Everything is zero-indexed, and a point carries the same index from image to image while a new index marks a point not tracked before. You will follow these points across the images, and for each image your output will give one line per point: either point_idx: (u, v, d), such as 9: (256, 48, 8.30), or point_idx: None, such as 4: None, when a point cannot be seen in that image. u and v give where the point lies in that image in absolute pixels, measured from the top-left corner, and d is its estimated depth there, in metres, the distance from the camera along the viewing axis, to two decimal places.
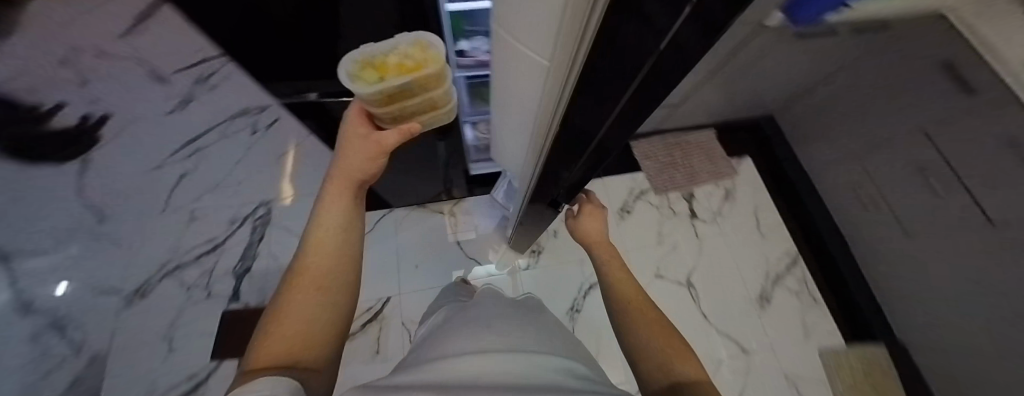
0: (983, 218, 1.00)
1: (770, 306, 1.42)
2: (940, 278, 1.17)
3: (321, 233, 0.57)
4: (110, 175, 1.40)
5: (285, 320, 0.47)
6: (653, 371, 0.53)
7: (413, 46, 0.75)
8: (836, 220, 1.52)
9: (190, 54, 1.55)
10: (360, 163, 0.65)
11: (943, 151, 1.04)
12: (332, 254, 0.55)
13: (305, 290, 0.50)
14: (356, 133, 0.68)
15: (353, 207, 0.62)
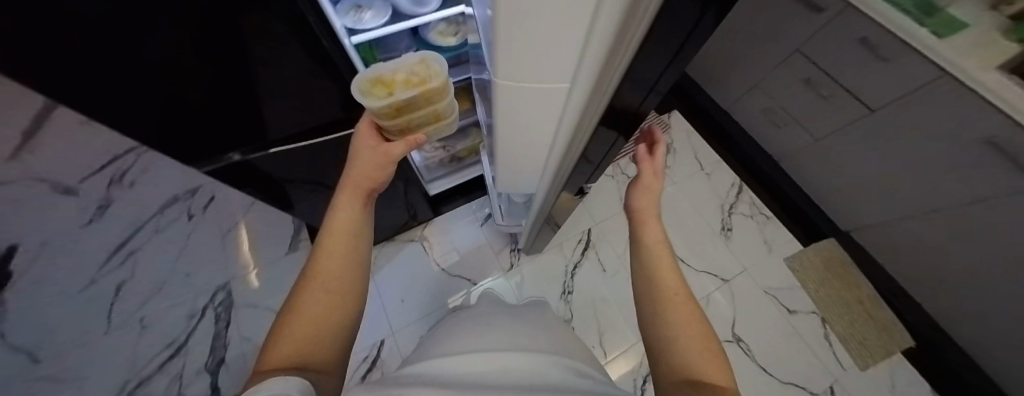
0: (864, 107, 1.15)
1: (733, 234, 1.56)
2: (847, 170, 1.32)
3: (335, 236, 0.55)
4: (35, 310, 1.24)
5: (299, 320, 0.45)
6: (668, 369, 0.46)
7: (418, 64, 0.68)
8: (763, 146, 1.65)
9: (100, 154, 1.45)
10: (372, 173, 0.64)
11: (819, 63, 1.21)
12: (346, 259, 0.53)
13: (324, 291, 0.48)
14: (364, 142, 0.66)
15: (364, 211, 0.61)
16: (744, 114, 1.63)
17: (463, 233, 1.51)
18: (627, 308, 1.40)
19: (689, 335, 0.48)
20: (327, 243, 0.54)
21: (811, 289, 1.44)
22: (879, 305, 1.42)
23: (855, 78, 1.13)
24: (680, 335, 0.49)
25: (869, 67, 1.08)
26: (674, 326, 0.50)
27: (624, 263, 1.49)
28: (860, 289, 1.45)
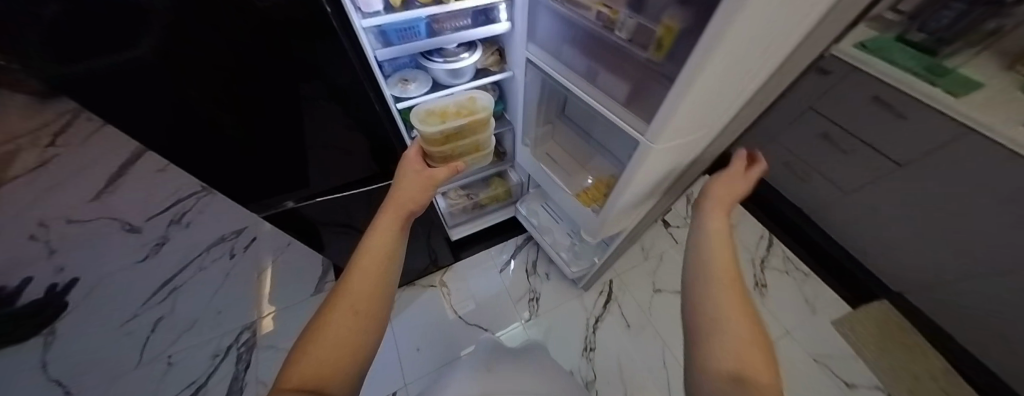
0: (890, 161, 1.14)
1: (769, 291, 1.45)
2: (882, 226, 1.27)
3: (361, 258, 0.58)
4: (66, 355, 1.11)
5: (318, 346, 0.47)
6: (706, 355, 0.44)
7: (466, 100, 0.92)
8: (788, 197, 1.60)
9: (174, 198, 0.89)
10: (414, 199, 0.72)
11: (835, 119, 1.24)
12: (373, 282, 0.56)
13: (344, 317, 0.51)
14: (410, 166, 0.79)
15: (399, 230, 0.66)
16: (764, 165, 1.63)
17: (481, 280, 1.51)
18: (654, 370, 1.30)
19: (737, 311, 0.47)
20: (355, 264, 0.58)
21: (867, 357, 1.29)
22: (960, 384, 1.21)
23: (875, 133, 1.14)
24: (724, 326, 0.46)
25: (889, 124, 1.10)
26: (718, 300, 0.49)
27: (650, 318, 1.41)
28: (929, 360, 1.26)
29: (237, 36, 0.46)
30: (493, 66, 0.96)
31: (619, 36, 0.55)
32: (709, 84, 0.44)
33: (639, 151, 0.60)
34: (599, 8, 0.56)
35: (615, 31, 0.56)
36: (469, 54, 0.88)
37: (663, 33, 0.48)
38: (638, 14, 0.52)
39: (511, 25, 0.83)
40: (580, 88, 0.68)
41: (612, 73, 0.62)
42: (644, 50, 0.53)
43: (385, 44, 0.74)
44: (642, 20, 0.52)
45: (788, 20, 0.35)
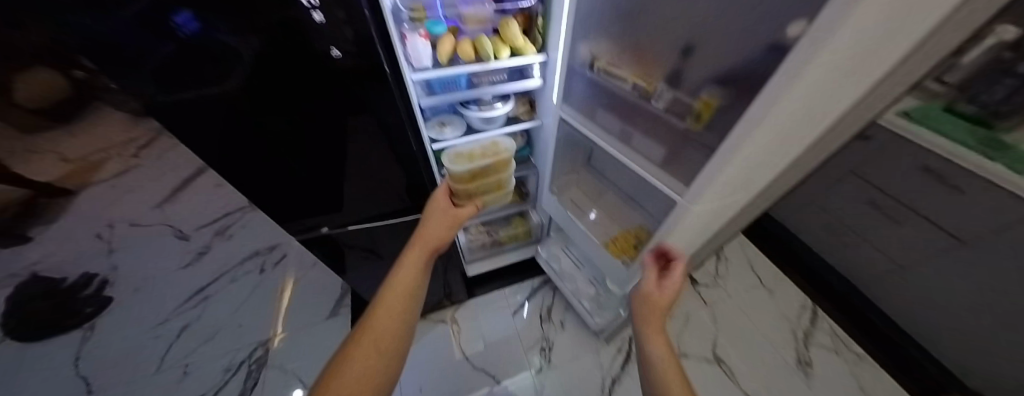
0: (950, 237, 1.03)
1: (814, 371, 1.30)
2: (949, 309, 1.11)
3: (389, 294, 0.64)
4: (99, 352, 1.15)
5: (343, 377, 0.53)
6: None
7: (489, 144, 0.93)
8: (832, 265, 1.47)
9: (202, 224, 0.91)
10: (437, 235, 0.79)
11: (881, 186, 1.17)
12: (395, 320, 0.61)
13: (366, 351, 0.56)
14: (438, 204, 0.85)
15: (421, 268, 0.71)
16: (802, 229, 1.53)
17: (495, 320, 1.47)
18: None
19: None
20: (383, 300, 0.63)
21: None
22: None
23: (927, 204, 1.06)
24: None
25: (943, 197, 1.01)
26: None
27: None
28: None
29: (306, 78, 0.57)
30: (524, 115, 1.03)
31: (645, 100, 0.61)
32: (753, 153, 0.44)
33: (676, 212, 0.61)
34: (635, 81, 0.62)
35: (650, 99, 0.61)
36: (502, 104, 0.95)
37: (701, 108, 0.50)
38: (675, 88, 0.57)
39: (543, 81, 0.91)
40: (616, 149, 0.70)
41: (648, 136, 0.65)
42: (683, 120, 0.55)
43: (429, 93, 0.84)
44: (679, 94, 0.56)
45: (814, 117, 0.36)
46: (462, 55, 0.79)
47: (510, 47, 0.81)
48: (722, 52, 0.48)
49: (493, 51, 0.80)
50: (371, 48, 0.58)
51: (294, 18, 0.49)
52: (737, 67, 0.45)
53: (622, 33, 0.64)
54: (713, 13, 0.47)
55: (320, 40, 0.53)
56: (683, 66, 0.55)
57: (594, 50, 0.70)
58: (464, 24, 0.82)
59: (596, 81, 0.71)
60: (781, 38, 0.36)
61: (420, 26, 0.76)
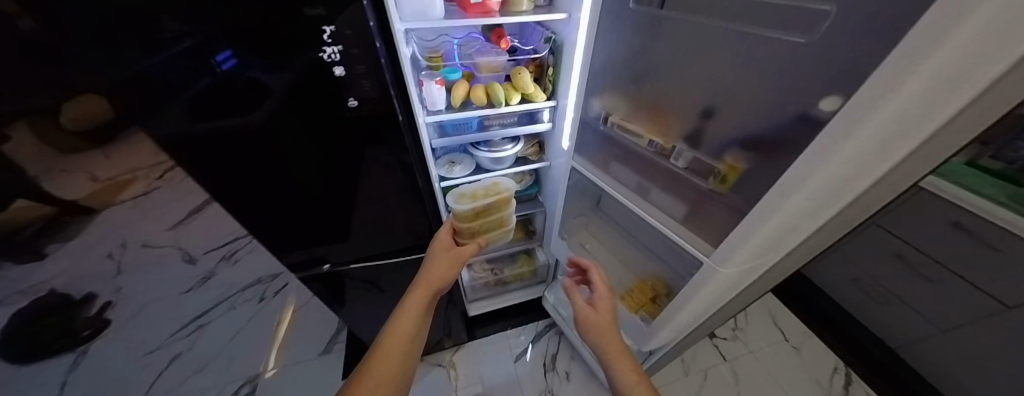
0: (996, 302, 0.95)
1: None
2: (1005, 383, 0.99)
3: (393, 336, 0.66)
4: None
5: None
6: None
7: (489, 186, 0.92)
8: (862, 322, 1.35)
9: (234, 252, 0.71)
10: (440, 276, 0.77)
11: (911, 240, 1.10)
12: (396, 363, 0.63)
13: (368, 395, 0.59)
14: (441, 244, 0.83)
15: (423, 314, 0.71)
16: (828, 282, 1.43)
17: (495, 364, 1.37)
18: None
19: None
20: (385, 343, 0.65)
21: None
22: None
23: (965, 262, 0.99)
24: None
25: (981, 256, 0.95)
26: None
27: None
28: None
29: (327, 123, 0.60)
30: (533, 155, 1.04)
31: (660, 156, 0.61)
32: (788, 219, 0.41)
33: (700, 272, 0.57)
34: (651, 138, 0.62)
35: (668, 156, 0.60)
36: (512, 146, 0.97)
37: (724, 169, 0.51)
38: (695, 149, 0.56)
39: (552, 124, 0.93)
40: (627, 200, 0.68)
41: (663, 190, 0.64)
42: (705, 180, 0.54)
43: (441, 134, 0.86)
44: (699, 154, 0.55)
45: (848, 190, 0.35)
46: (475, 100, 0.82)
47: (520, 94, 0.84)
48: (742, 116, 0.48)
49: (504, 97, 0.83)
50: (389, 96, 0.62)
51: (322, 71, 0.53)
52: (764, 134, 0.44)
53: (626, 89, 0.66)
54: (730, 82, 0.48)
55: (344, 89, 0.57)
56: (702, 125, 0.54)
57: (601, 105, 0.72)
58: (477, 71, 0.85)
59: (608, 136, 0.71)
60: (813, 111, 0.36)
61: (437, 73, 0.80)
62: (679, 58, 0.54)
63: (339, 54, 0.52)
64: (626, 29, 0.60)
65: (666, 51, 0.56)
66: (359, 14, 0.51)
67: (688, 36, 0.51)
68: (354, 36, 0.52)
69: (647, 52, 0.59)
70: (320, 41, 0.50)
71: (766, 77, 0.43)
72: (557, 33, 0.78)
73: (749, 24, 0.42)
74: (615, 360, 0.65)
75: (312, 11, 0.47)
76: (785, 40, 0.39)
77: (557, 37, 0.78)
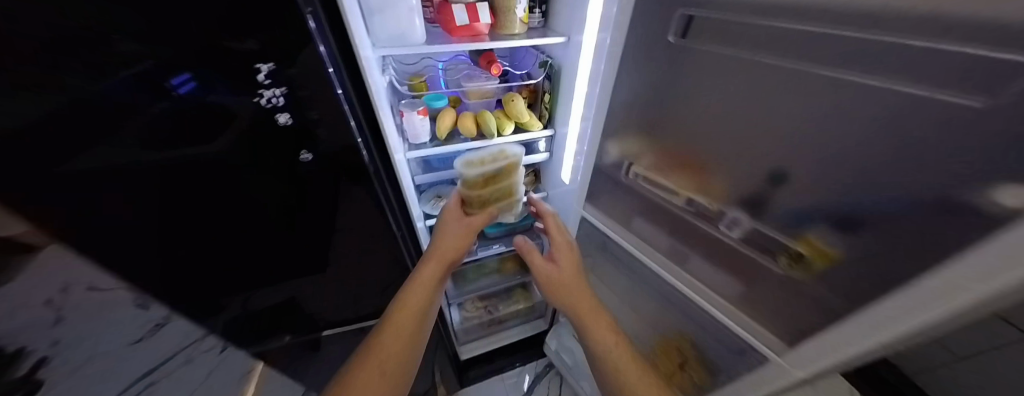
0: None
1: None
2: None
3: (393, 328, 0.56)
4: None
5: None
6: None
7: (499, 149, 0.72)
8: None
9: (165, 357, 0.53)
10: (455, 242, 0.65)
11: None
12: (395, 360, 0.55)
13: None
14: (451, 211, 0.68)
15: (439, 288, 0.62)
16: None
17: None
18: None
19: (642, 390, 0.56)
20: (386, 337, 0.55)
21: None
22: None
23: None
24: None
25: None
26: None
27: None
28: None
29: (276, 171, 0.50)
30: (528, 185, 0.95)
31: (702, 220, 0.51)
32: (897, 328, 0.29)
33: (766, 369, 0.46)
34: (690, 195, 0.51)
35: (705, 220, 0.51)
36: None
37: (800, 248, 0.40)
38: (756, 218, 0.45)
39: (550, 154, 0.84)
40: (669, 273, 0.57)
41: (682, 245, 0.56)
42: (771, 259, 0.44)
43: (425, 169, 0.77)
44: (761, 224, 0.44)
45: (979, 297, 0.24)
46: (463, 130, 0.73)
47: (514, 122, 0.75)
48: (805, 180, 0.38)
49: (496, 126, 0.74)
50: (355, 135, 0.53)
51: (270, 119, 0.46)
52: (841, 203, 0.35)
53: (655, 133, 0.53)
54: (790, 141, 0.37)
55: (313, 137, 0.51)
56: (768, 189, 0.42)
57: (621, 150, 0.60)
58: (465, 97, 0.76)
59: (632, 192, 0.61)
60: (955, 194, 0.25)
61: (418, 101, 0.72)
62: (705, 107, 0.44)
63: (286, 96, 0.45)
64: (635, 70, 0.50)
65: (693, 99, 0.46)
66: (314, 52, 0.42)
67: (710, 85, 0.42)
68: (299, 76, 0.44)
69: (671, 98, 0.48)
70: (255, 81, 0.41)
71: (840, 138, 0.33)
72: (553, 58, 0.70)
73: (833, 66, 0.30)
74: (593, 326, 0.62)
75: (240, 45, 0.38)
76: (888, 88, 0.27)
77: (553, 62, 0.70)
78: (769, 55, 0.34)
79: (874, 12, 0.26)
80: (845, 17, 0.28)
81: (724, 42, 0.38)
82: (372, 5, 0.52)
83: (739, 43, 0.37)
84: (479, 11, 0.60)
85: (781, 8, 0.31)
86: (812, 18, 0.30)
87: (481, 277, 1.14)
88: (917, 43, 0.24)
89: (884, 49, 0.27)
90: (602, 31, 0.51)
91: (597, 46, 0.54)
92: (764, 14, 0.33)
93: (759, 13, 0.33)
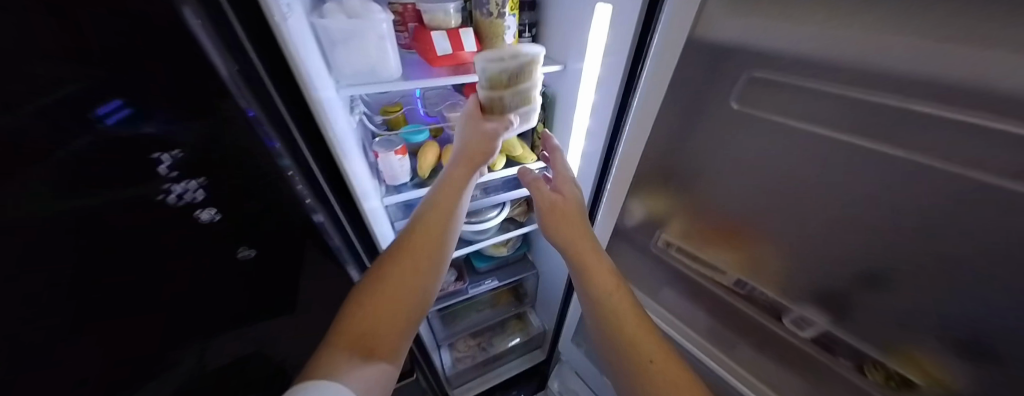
0: None
1: None
2: None
3: (406, 251, 0.44)
4: None
5: (332, 362, 0.35)
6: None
7: None
8: None
9: None
10: (480, 149, 0.49)
11: None
12: (404, 290, 0.42)
13: (359, 328, 0.39)
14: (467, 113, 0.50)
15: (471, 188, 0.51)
16: None
17: None
18: None
19: (638, 339, 0.42)
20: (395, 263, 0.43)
21: None
22: None
23: None
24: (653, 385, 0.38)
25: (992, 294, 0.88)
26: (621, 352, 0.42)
27: None
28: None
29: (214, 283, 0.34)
30: (520, 216, 0.87)
31: (755, 309, 0.46)
32: None
33: None
34: (739, 275, 0.45)
35: (751, 304, 0.46)
36: (495, 212, 0.80)
37: (902, 369, 0.35)
38: (833, 324, 0.39)
39: None
40: (720, 367, 0.51)
41: (709, 315, 0.53)
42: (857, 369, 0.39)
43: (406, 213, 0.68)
44: (836, 330, 0.39)
45: None
46: None
47: (505, 155, 0.68)
48: (874, 268, 0.32)
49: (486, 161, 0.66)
50: (313, 209, 0.40)
51: (188, 224, 0.29)
52: (917, 295, 0.31)
53: (683, 199, 0.45)
54: (839, 211, 0.32)
55: (258, 227, 0.35)
56: (843, 292, 0.36)
57: (641, 210, 0.52)
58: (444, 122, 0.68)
59: (664, 262, 0.54)
60: None
61: (396, 138, 0.62)
62: (738, 170, 0.37)
63: (205, 188, 0.28)
64: (667, 128, 0.41)
65: (719, 159, 0.39)
66: (241, 112, 0.27)
67: (755, 148, 0.35)
68: (229, 156, 0.29)
69: (695, 154, 0.41)
70: (155, 177, 0.25)
71: (916, 218, 0.28)
72: (548, 86, 0.63)
73: (924, 152, 0.25)
74: (591, 261, 0.47)
75: (124, 132, 0.22)
76: (990, 183, 0.23)
77: (546, 90, 0.64)
78: (843, 132, 0.28)
79: (964, 87, 0.21)
80: (940, 94, 0.22)
81: (789, 110, 0.31)
82: (333, 36, 0.43)
83: (802, 113, 0.30)
84: (462, 38, 0.53)
85: (856, 73, 0.26)
86: (897, 90, 0.24)
87: (471, 312, 1.06)
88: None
89: (989, 137, 0.22)
90: (615, 68, 0.43)
91: (601, 78, 0.47)
92: (829, 79, 0.27)
93: (830, 80, 0.27)
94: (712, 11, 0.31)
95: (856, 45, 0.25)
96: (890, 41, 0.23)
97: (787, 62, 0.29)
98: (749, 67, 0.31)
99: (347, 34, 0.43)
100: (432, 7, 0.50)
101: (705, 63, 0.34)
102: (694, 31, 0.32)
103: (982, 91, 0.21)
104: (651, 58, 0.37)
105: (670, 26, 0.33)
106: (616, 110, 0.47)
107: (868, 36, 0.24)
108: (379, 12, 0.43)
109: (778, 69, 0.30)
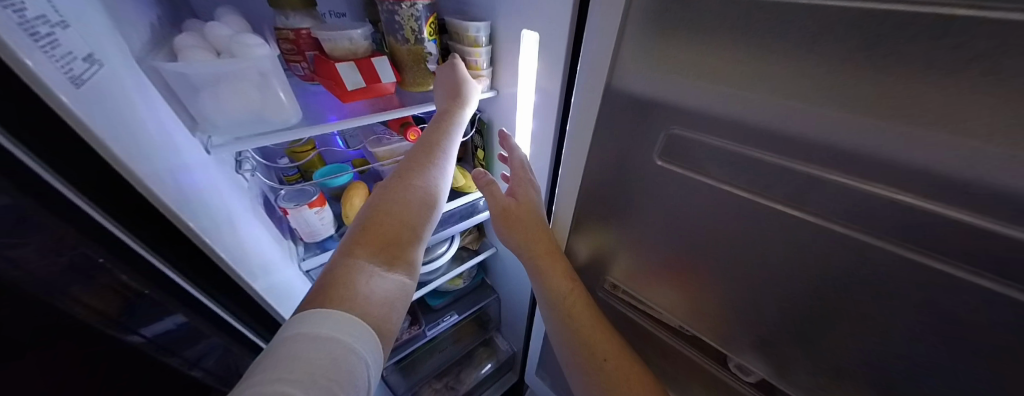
0: None
1: None
2: None
3: (418, 165, 0.39)
4: None
5: (349, 274, 0.29)
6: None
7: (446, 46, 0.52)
8: None
9: None
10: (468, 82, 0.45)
11: None
12: (418, 204, 0.36)
13: (375, 239, 0.32)
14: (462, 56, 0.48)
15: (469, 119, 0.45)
16: None
17: None
18: None
19: (595, 339, 0.42)
20: (408, 177, 0.37)
21: None
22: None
23: None
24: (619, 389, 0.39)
25: None
26: (583, 351, 0.43)
27: None
28: None
29: None
30: (471, 244, 0.82)
31: (698, 353, 0.42)
32: None
33: None
34: (678, 320, 0.41)
35: (692, 346, 0.42)
36: (444, 247, 0.73)
37: None
38: (769, 370, 0.35)
39: None
40: None
41: (659, 355, 0.48)
42: None
43: None
44: (770, 375, 0.35)
45: None
46: None
47: None
48: (787, 315, 0.31)
49: None
50: (154, 323, 0.30)
51: None
52: (845, 351, 0.29)
53: (621, 238, 0.42)
54: (760, 266, 0.30)
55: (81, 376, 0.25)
56: (768, 336, 0.33)
57: (586, 249, 0.48)
58: (374, 160, 0.59)
59: (611, 305, 0.50)
60: (935, 333, 0.23)
61: (310, 187, 0.51)
62: (665, 221, 0.35)
63: None
64: (596, 168, 0.39)
65: (647, 210, 0.36)
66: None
67: (680, 202, 0.33)
68: None
69: (625, 203, 0.38)
70: None
71: (819, 279, 0.27)
72: (483, 111, 0.59)
73: (827, 216, 0.25)
74: (548, 265, 0.44)
75: None
76: (880, 246, 0.23)
77: (482, 116, 0.59)
78: (759, 193, 0.27)
79: (829, 150, 0.22)
80: (835, 163, 0.23)
81: (698, 165, 0.30)
82: (194, 80, 0.32)
83: (719, 172, 0.29)
84: (377, 69, 0.45)
85: (762, 135, 0.25)
86: (797, 156, 0.24)
87: (432, 354, 0.97)
88: (921, 204, 0.21)
89: (878, 205, 0.22)
90: (550, 98, 0.40)
91: (536, 108, 0.44)
92: (738, 139, 0.26)
93: (742, 141, 0.26)
94: (626, 59, 0.30)
95: (758, 107, 0.24)
96: (778, 104, 0.23)
97: (699, 120, 0.28)
98: (669, 123, 0.30)
99: (214, 76, 0.33)
100: (333, 35, 0.41)
101: (622, 109, 0.33)
102: (613, 78, 0.32)
103: (862, 158, 0.21)
104: (576, 94, 0.35)
105: (592, 66, 0.32)
106: (555, 140, 0.44)
107: (748, 96, 0.24)
108: (259, 43, 0.34)
109: (692, 126, 0.28)
